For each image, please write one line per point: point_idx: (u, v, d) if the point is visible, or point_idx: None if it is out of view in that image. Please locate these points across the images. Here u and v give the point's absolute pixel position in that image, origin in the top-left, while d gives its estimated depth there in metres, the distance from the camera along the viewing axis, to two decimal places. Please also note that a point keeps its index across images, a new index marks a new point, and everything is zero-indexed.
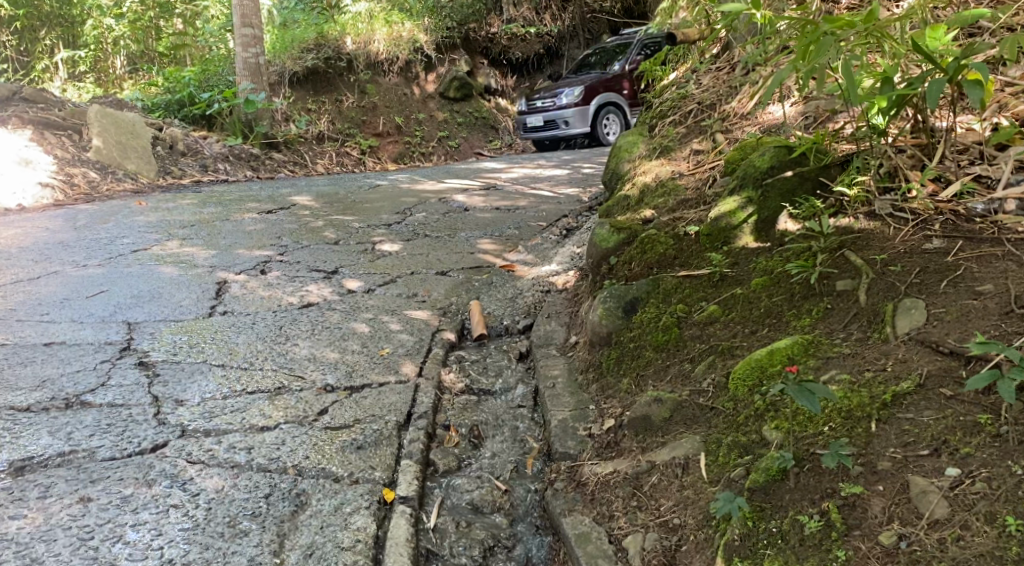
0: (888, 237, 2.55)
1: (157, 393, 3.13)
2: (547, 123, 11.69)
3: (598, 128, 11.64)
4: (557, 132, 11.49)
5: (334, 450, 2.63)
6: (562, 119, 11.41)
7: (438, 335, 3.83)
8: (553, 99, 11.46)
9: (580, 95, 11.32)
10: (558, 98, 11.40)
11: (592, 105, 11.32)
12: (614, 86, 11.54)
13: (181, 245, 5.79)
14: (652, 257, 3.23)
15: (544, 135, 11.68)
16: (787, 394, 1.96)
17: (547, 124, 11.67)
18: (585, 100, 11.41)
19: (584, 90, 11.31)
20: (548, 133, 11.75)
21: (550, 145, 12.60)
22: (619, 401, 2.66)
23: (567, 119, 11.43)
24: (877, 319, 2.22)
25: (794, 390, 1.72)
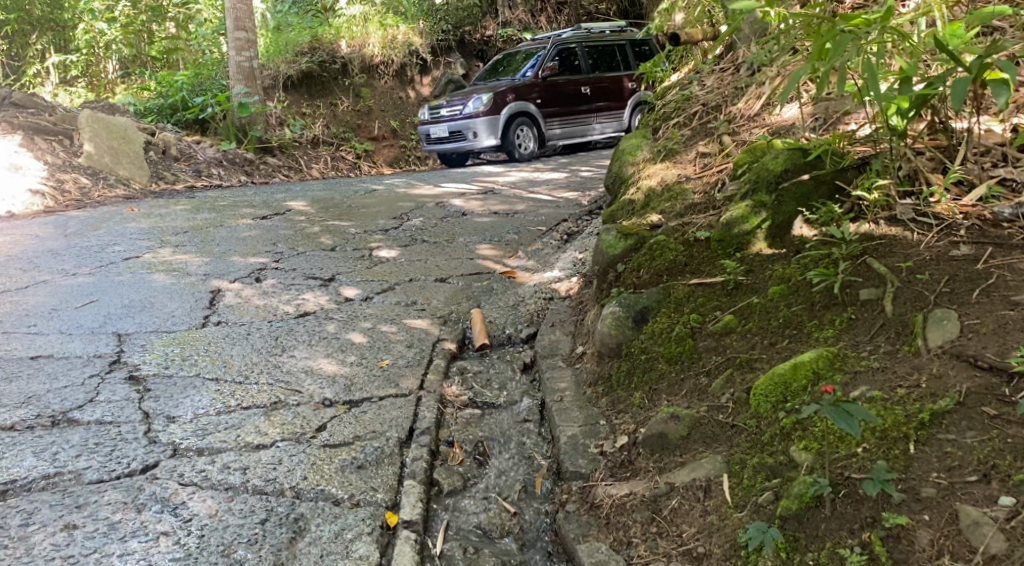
0: (912, 244, 2.44)
1: (148, 410, 3.01)
2: (453, 134, 10.32)
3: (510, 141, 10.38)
4: (463, 145, 10.17)
5: (334, 470, 2.51)
6: (469, 130, 10.10)
7: (438, 346, 3.71)
8: (460, 108, 10.17)
9: (490, 102, 10.04)
10: (465, 107, 10.11)
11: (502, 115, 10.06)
12: (526, 96, 10.38)
13: (174, 252, 5.66)
14: (661, 264, 3.12)
15: (449, 148, 10.33)
16: (817, 413, 1.85)
17: (452, 137, 10.35)
18: (495, 109, 10.12)
19: (494, 97, 10.05)
20: (453, 146, 10.40)
21: (458, 162, 11.20)
22: (631, 417, 2.54)
23: (475, 130, 10.09)
24: (906, 331, 2.10)
25: (829, 413, 1.60)
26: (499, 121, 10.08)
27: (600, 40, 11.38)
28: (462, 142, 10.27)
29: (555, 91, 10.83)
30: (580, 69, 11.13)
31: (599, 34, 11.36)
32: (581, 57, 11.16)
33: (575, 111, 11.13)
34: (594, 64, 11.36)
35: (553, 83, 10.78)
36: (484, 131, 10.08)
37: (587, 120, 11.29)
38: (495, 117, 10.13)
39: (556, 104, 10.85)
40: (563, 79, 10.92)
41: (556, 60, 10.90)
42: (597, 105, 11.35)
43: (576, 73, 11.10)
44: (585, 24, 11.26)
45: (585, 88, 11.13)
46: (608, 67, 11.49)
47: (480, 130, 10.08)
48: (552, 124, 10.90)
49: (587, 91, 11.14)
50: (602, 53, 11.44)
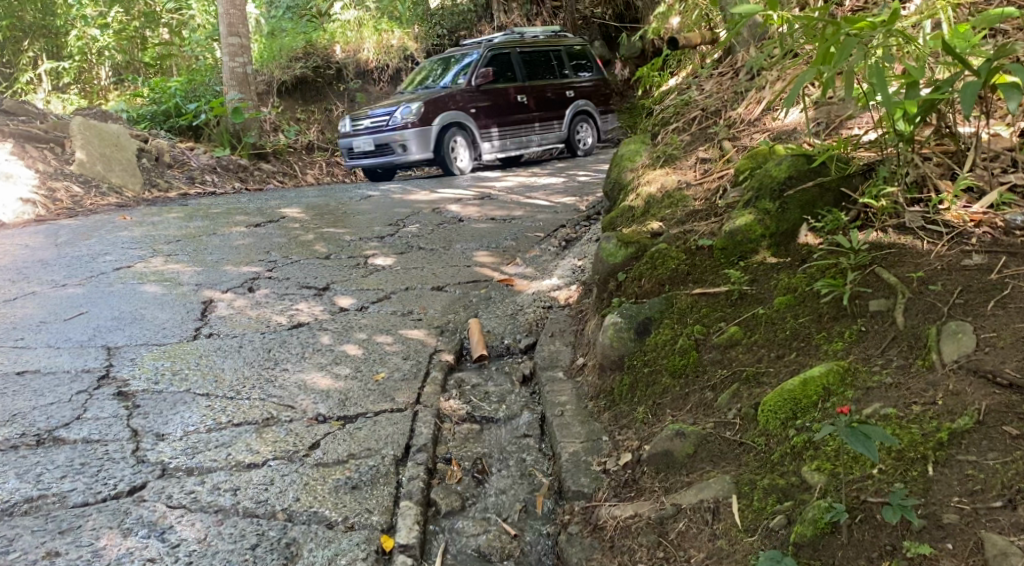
0: (923, 253, 2.37)
1: (136, 427, 2.93)
2: (379, 147, 9.46)
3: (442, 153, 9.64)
4: (392, 159, 9.36)
5: (327, 490, 2.44)
6: (398, 143, 9.31)
7: (435, 357, 3.63)
8: (387, 120, 9.39)
9: (420, 112, 9.31)
10: (392, 118, 9.34)
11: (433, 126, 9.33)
12: (458, 105, 9.66)
13: (166, 261, 5.57)
14: (663, 273, 3.05)
15: (375, 162, 9.49)
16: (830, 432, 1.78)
17: (379, 151, 9.51)
18: (426, 120, 9.39)
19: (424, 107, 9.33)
20: (379, 160, 9.51)
21: (384, 175, 10.28)
22: (634, 433, 2.47)
23: (404, 143, 9.31)
24: (919, 344, 2.03)
25: (844, 435, 1.52)
26: (430, 133, 9.37)
27: (535, 46, 10.78)
28: (390, 156, 9.46)
29: (490, 99, 10.12)
30: (516, 77, 10.49)
31: (534, 40, 10.78)
32: (516, 64, 10.51)
33: (512, 121, 10.43)
34: (529, 71, 10.74)
35: (487, 90, 10.09)
36: (414, 143, 9.33)
37: (524, 131, 10.59)
38: (425, 128, 9.40)
39: (492, 113, 10.14)
40: (499, 87, 10.25)
41: (489, 66, 10.21)
42: (534, 115, 10.70)
43: (511, 80, 10.44)
44: (518, 29, 10.66)
45: (522, 97, 10.49)
46: (543, 74, 10.89)
47: (410, 143, 9.32)
48: (488, 135, 10.17)
49: (523, 100, 10.49)
50: (538, 61, 10.84)
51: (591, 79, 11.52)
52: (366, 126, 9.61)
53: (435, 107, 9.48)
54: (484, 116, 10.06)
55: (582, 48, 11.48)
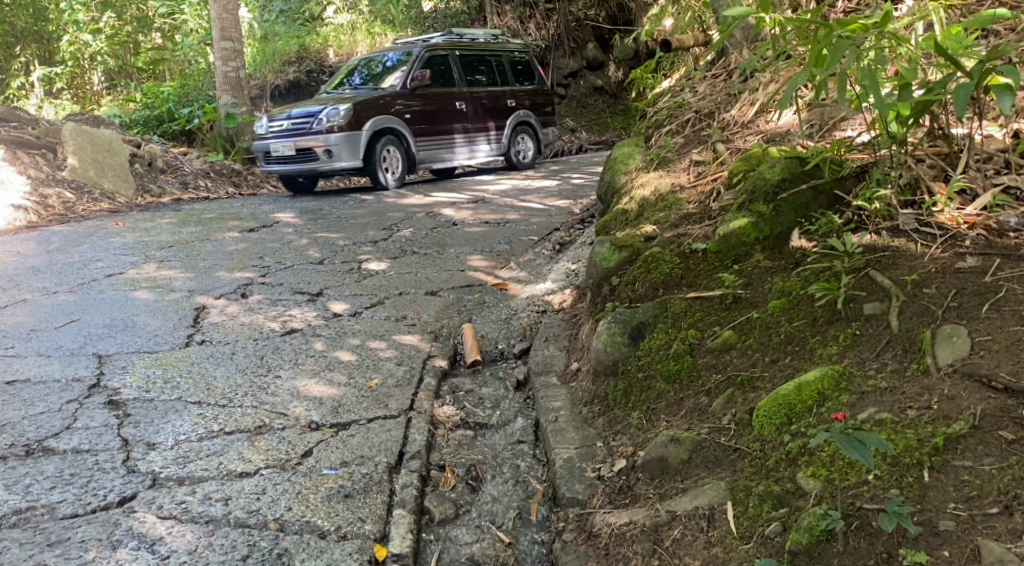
0: (916, 255, 2.35)
1: (127, 436, 2.91)
2: (301, 152, 8.42)
3: (371, 162, 8.67)
4: (314, 167, 8.31)
5: (319, 499, 2.42)
6: (323, 148, 8.27)
7: (429, 363, 3.61)
8: (310, 122, 8.34)
9: (348, 115, 8.32)
10: (317, 121, 8.31)
11: (363, 131, 8.36)
12: (390, 108, 8.77)
13: (158, 268, 5.53)
14: (657, 277, 3.04)
15: (295, 169, 8.41)
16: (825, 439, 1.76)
17: (299, 156, 8.44)
18: (355, 124, 8.40)
19: (354, 109, 8.35)
20: (300, 167, 8.46)
21: (303, 186, 9.17)
22: (629, 438, 2.45)
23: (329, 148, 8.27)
24: (914, 347, 2.02)
25: (839, 442, 1.49)
26: (359, 139, 8.39)
27: (475, 50, 10.09)
28: (311, 162, 8.38)
29: (426, 105, 9.31)
30: (454, 82, 9.74)
31: (474, 44, 10.08)
32: (453, 68, 9.74)
33: (448, 129, 9.64)
34: (468, 74, 10.00)
35: (423, 95, 9.29)
36: (340, 150, 8.31)
37: (459, 140, 9.78)
38: (352, 134, 8.40)
39: (427, 120, 9.32)
40: (437, 92, 9.50)
41: (426, 68, 9.43)
42: (470, 124, 9.94)
43: (448, 85, 9.68)
44: (456, 31, 9.94)
45: (459, 104, 9.73)
46: (483, 80, 10.17)
47: (335, 149, 8.29)
48: (422, 144, 9.32)
49: (460, 106, 9.73)
50: (478, 66, 10.13)
51: (533, 87, 10.87)
52: (287, 128, 8.54)
53: (365, 111, 8.52)
54: (418, 122, 9.22)
55: (524, 54, 10.85)
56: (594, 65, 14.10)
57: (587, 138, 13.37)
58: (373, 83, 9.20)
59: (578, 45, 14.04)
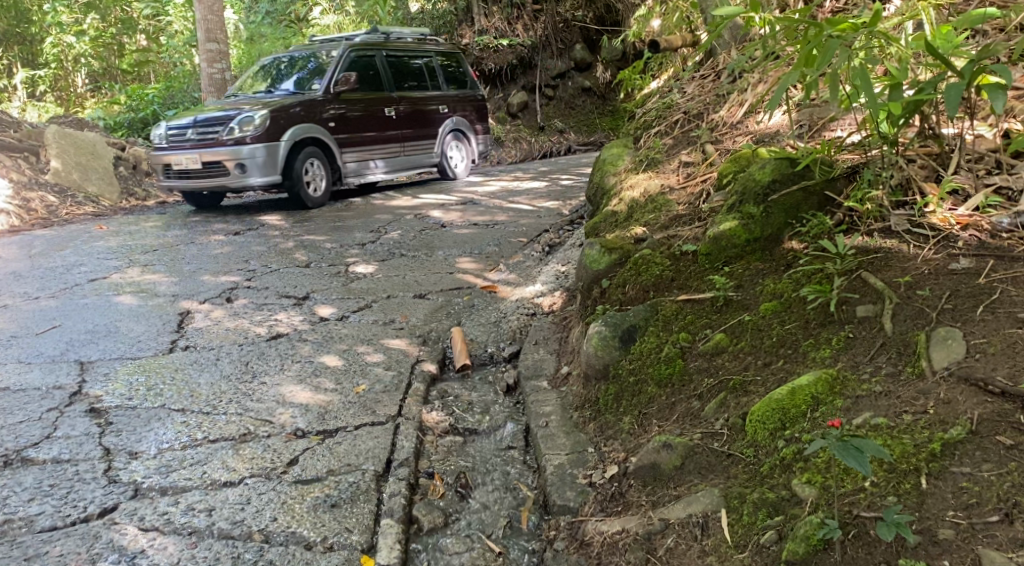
0: (909, 257, 2.32)
1: (109, 445, 2.85)
2: (207, 166, 7.13)
3: (292, 177, 7.41)
4: (223, 183, 7.06)
5: (305, 509, 2.38)
6: (233, 162, 7.02)
7: (417, 367, 3.57)
8: (220, 130, 7.07)
9: (265, 123, 7.09)
10: (228, 129, 7.04)
11: (284, 142, 7.16)
12: (313, 115, 7.51)
13: (142, 272, 5.46)
14: (648, 279, 3.01)
15: (201, 185, 7.16)
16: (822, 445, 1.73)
17: (206, 171, 7.18)
18: (273, 133, 7.16)
19: (273, 117, 7.13)
20: (207, 183, 7.19)
21: (208, 202, 7.95)
22: (621, 444, 2.41)
23: (242, 162, 7.01)
24: (908, 351, 1.99)
25: (837, 450, 1.44)
26: (277, 151, 7.14)
27: (405, 51, 8.92)
28: (220, 178, 7.12)
29: (354, 111, 8.03)
30: (385, 86, 8.52)
31: (403, 45, 8.95)
32: (383, 69, 8.54)
33: (379, 139, 8.40)
34: (398, 78, 8.79)
35: (351, 98, 8.01)
36: (254, 164, 7.05)
37: (388, 150, 8.55)
38: (270, 144, 7.14)
39: (356, 128, 8.06)
40: (366, 96, 8.22)
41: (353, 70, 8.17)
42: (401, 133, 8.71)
43: (378, 89, 8.45)
44: (382, 29, 8.78)
45: (391, 110, 8.49)
46: (417, 83, 9.02)
47: (248, 164, 7.04)
48: (349, 155, 8.04)
49: (393, 113, 8.51)
50: (410, 68, 8.95)
51: (466, 93, 9.75)
52: (191, 137, 7.23)
53: (285, 117, 7.24)
54: (343, 130, 7.92)
55: (457, 56, 9.72)
56: (582, 66, 14.14)
57: (575, 139, 13.40)
58: (294, 87, 7.85)
59: (566, 46, 14.05)
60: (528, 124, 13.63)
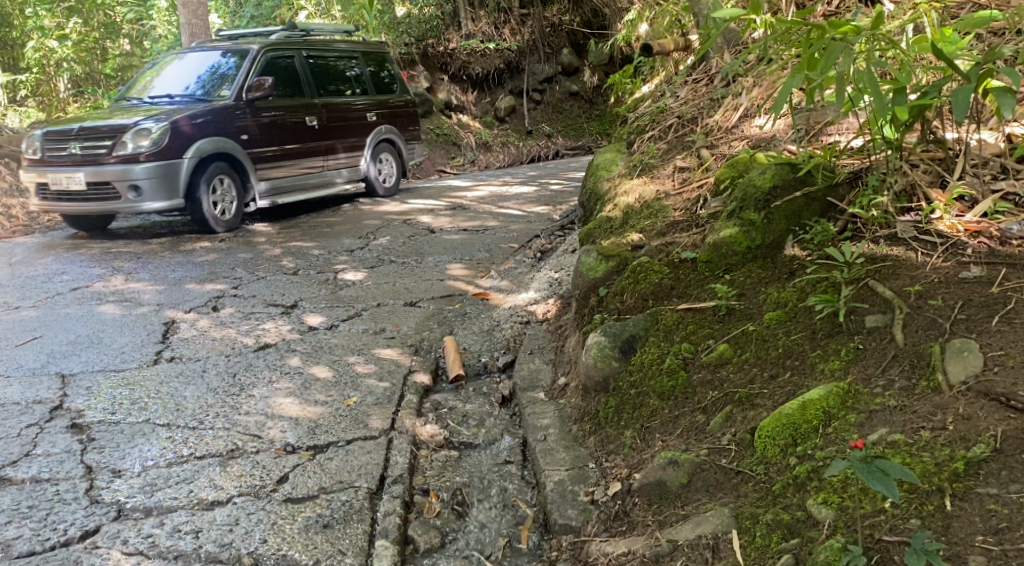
0: (918, 265, 2.27)
1: (91, 463, 2.76)
2: (94, 188, 6.04)
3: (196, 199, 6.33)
4: (113, 208, 5.99)
5: (296, 530, 2.30)
6: (125, 184, 5.94)
7: (410, 379, 3.48)
8: (110, 146, 5.97)
9: (164, 137, 6.04)
10: (119, 145, 5.96)
11: (186, 160, 6.10)
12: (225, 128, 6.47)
13: (126, 281, 5.34)
14: (646, 288, 2.94)
15: (88, 208, 6.07)
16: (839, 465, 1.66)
17: (92, 193, 6.07)
18: (173, 149, 6.09)
19: (174, 130, 6.08)
20: (95, 208, 6.09)
21: (97, 226, 6.84)
22: (623, 460, 2.34)
23: (135, 184, 5.95)
24: (922, 362, 1.93)
25: (861, 473, 1.36)
26: (177, 170, 6.09)
27: (329, 51, 7.87)
28: (109, 202, 6.03)
29: (269, 121, 6.98)
30: (305, 92, 7.49)
31: (325, 43, 7.86)
32: (303, 72, 7.51)
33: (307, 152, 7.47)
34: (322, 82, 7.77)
35: (264, 106, 6.93)
36: (150, 186, 6.00)
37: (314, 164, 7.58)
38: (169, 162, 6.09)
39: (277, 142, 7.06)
40: (283, 103, 7.18)
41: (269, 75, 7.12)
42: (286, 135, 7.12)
43: (298, 96, 7.40)
44: (300, 26, 7.71)
45: (310, 119, 7.44)
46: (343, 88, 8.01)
47: (143, 185, 5.98)
48: (265, 171, 6.98)
49: (314, 123, 7.47)
50: (335, 71, 7.91)
51: (398, 98, 8.74)
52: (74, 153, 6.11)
53: (188, 130, 6.18)
54: (256, 143, 6.83)
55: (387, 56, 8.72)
56: (569, 70, 14.17)
57: (563, 144, 13.39)
58: (202, 93, 6.76)
59: (553, 50, 14.03)
60: (516, 128, 13.54)
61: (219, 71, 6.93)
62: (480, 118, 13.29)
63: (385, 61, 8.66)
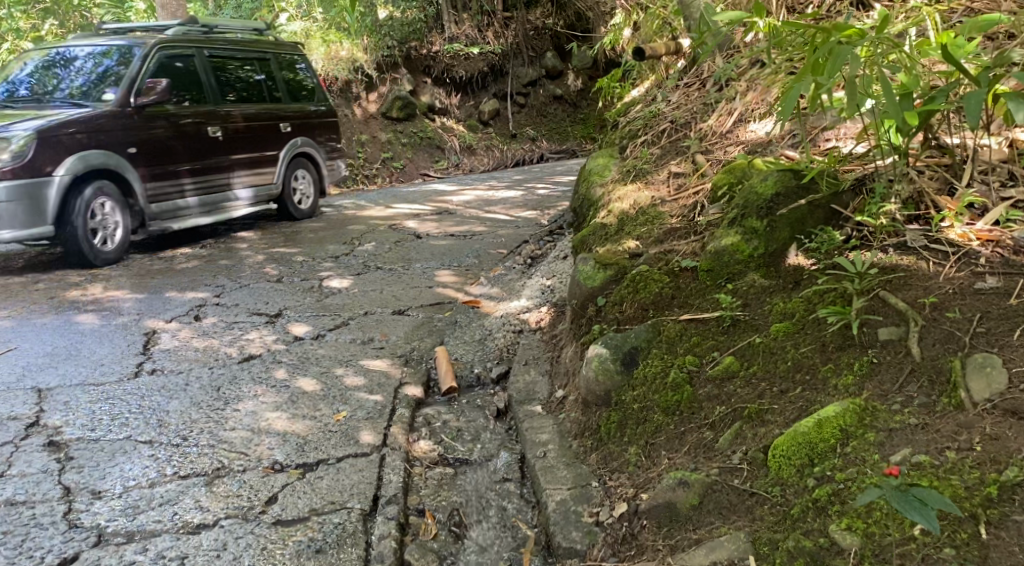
0: (930, 276, 2.20)
1: (69, 483, 2.64)
2: None
3: (68, 222, 5.23)
4: None
5: (287, 556, 2.21)
6: None
7: (401, 391, 3.38)
8: None
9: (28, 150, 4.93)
10: None
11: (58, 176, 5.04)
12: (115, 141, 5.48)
13: (105, 289, 5.19)
14: (646, 297, 2.86)
15: None
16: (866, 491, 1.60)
17: None
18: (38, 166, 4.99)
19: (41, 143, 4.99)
20: None
21: None
22: (629, 478, 2.25)
23: None
24: (942, 378, 1.86)
25: (895, 500, 1.47)
26: (43, 192, 4.97)
27: (237, 51, 6.76)
28: None
29: (161, 133, 5.88)
30: (208, 98, 6.37)
31: (231, 42, 6.71)
32: (205, 75, 6.38)
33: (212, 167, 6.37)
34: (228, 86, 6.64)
35: (156, 115, 5.83)
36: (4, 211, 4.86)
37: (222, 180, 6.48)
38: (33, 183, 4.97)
39: (173, 156, 5.97)
40: (181, 113, 6.06)
41: (163, 78, 5.98)
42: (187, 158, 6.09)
43: (199, 103, 6.28)
44: (201, 21, 6.55)
45: (213, 131, 6.32)
46: (255, 94, 6.92)
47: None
48: (155, 191, 5.86)
49: (217, 135, 6.35)
50: (244, 76, 6.81)
51: (314, 105, 7.70)
52: None
53: (66, 142, 5.13)
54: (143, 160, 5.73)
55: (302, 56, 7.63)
56: (552, 73, 14.15)
57: (547, 148, 13.36)
58: (84, 95, 5.65)
59: (536, 54, 14.00)
60: (500, 132, 13.45)
61: (102, 66, 5.80)
62: (464, 121, 13.08)
63: (300, 63, 7.57)
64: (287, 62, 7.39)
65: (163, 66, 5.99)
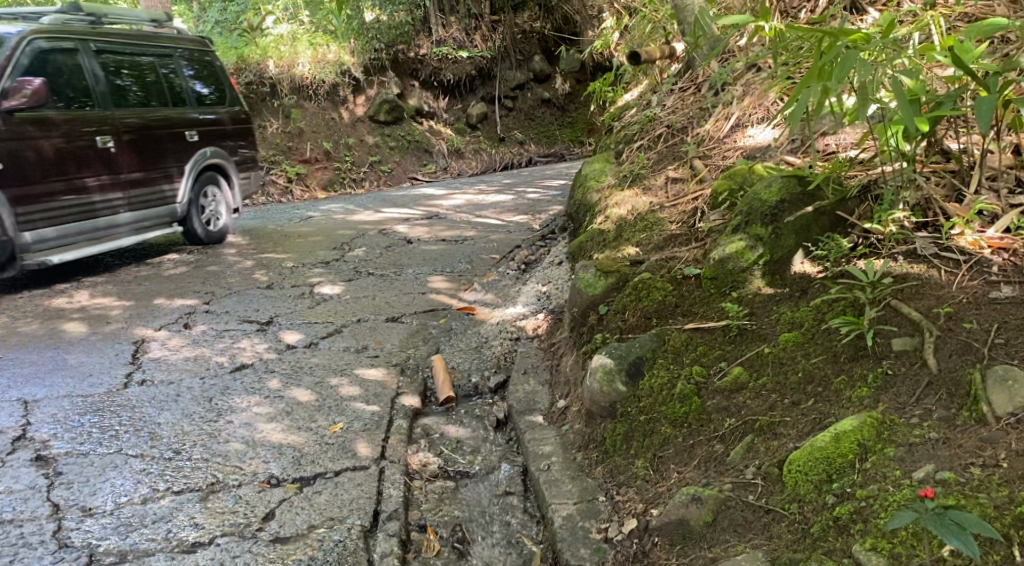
0: (943, 285, 2.18)
1: (59, 500, 2.56)
2: None
3: None
4: None
5: None
6: None
7: (398, 402, 3.31)
8: None
9: None
10: None
11: None
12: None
13: (91, 296, 5.09)
14: (650, 305, 2.81)
15: None
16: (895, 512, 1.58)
17: None
18: None
19: None
20: None
21: None
22: (638, 492, 2.19)
23: None
24: (961, 391, 1.85)
25: (934, 525, 1.35)
26: None
27: (132, 44, 5.48)
28: None
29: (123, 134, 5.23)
30: (103, 102, 5.11)
31: (123, 35, 5.42)
32: (97, 74, 5.13)
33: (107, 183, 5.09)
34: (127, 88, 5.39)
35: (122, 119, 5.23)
36: None
37: (127, 198, 5.26)
38: None
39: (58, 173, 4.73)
40: (71, 119, 4.81)
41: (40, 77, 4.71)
42: (105, 170, 5.08)
43: (89, 106, 5.01)
44: (87, 8, 5.32)
45: (103, 141, 5.03)
46: (160, 98, 5.67)
47: None
48: (34, 214, 4.58)
49: (109, 146, 5.06)
50: (144, 74, 5.56)
51: (228, 110, 6.48)
52: None
53: None
54: (37, 169, 4.58)
55: (212, 53, 6.40)
56: (540, 77, 14.12)
57: (536, 152, 13.33)
58: None
59: (524, 57, 13.97)
60: (488, 135, 13.36)
61: None
62: (453, 124, 12.99)
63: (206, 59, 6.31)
64: (190, 56, 6.08)
65: (38, 63, 4.72)
